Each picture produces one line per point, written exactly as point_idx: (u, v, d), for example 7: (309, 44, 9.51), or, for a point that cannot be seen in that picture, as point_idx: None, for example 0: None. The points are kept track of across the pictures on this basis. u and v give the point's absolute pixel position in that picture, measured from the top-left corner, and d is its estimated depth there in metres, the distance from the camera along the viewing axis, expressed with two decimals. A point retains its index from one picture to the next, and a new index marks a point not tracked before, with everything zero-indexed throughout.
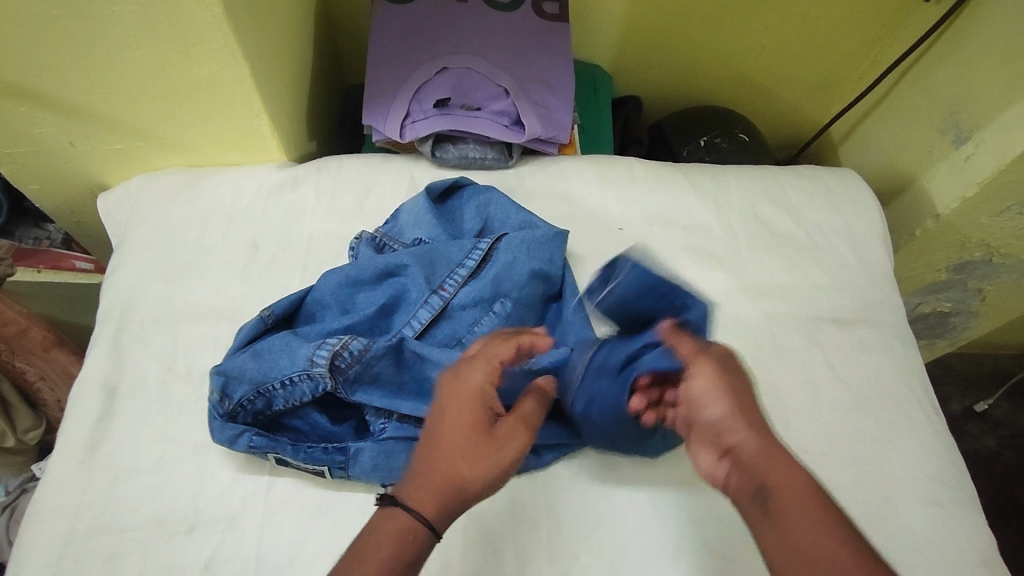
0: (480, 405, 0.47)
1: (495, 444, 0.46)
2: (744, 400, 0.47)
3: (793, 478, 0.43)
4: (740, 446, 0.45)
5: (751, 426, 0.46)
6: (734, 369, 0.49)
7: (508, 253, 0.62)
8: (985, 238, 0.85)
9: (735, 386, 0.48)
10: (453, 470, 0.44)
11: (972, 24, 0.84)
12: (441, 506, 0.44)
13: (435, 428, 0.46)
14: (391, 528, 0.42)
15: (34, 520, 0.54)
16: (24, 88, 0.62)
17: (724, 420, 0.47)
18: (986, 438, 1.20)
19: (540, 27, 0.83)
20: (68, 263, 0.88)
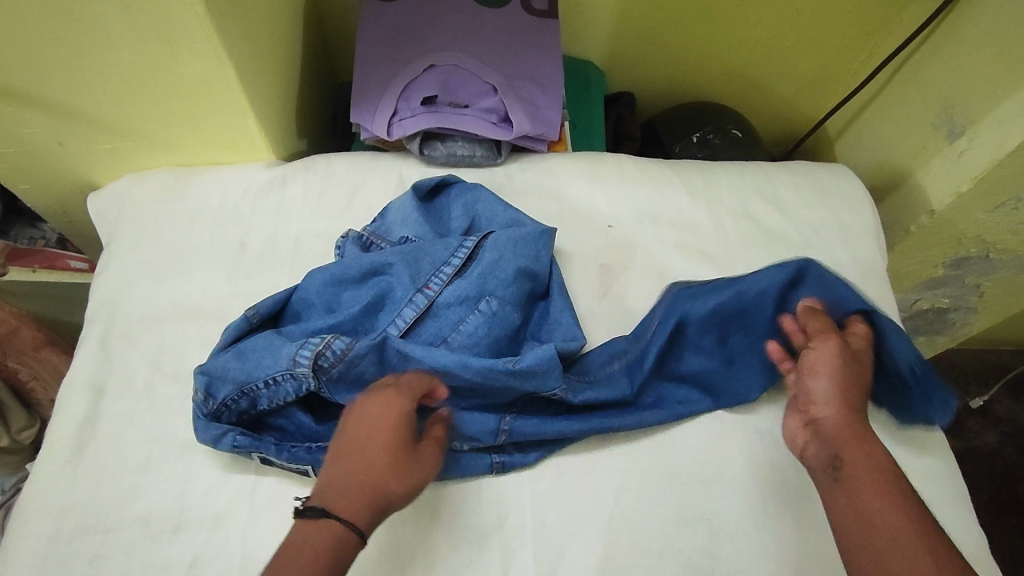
0: (405, 425, 0.50)
1: (417, 462, 0.49)
2: (851, 381, 0.55)
3: (870, 457, 0.50)
4: (829, 416, 0.53)
5: (844, 406, 0.53)
6: (856, 363, 0.57)
7: (494, 251, 0.62)
8: (981, 234, 0.84)
9: (852, 372, 0.56)
10: (379, 485, 0.47)
11: (966, 18, 0.83)
12: (368, 519, 0.46)
13: (356, 446, 0.48)
14: (318, 540, 0.44)
15: (21, 520, 0.54)
16: (9, 88, 0.62)
17: (827, 394, 0.54)
18: (987, 434, 1.19)
19: (530, 24, 0.82)
20: (62, 263, 0.88)
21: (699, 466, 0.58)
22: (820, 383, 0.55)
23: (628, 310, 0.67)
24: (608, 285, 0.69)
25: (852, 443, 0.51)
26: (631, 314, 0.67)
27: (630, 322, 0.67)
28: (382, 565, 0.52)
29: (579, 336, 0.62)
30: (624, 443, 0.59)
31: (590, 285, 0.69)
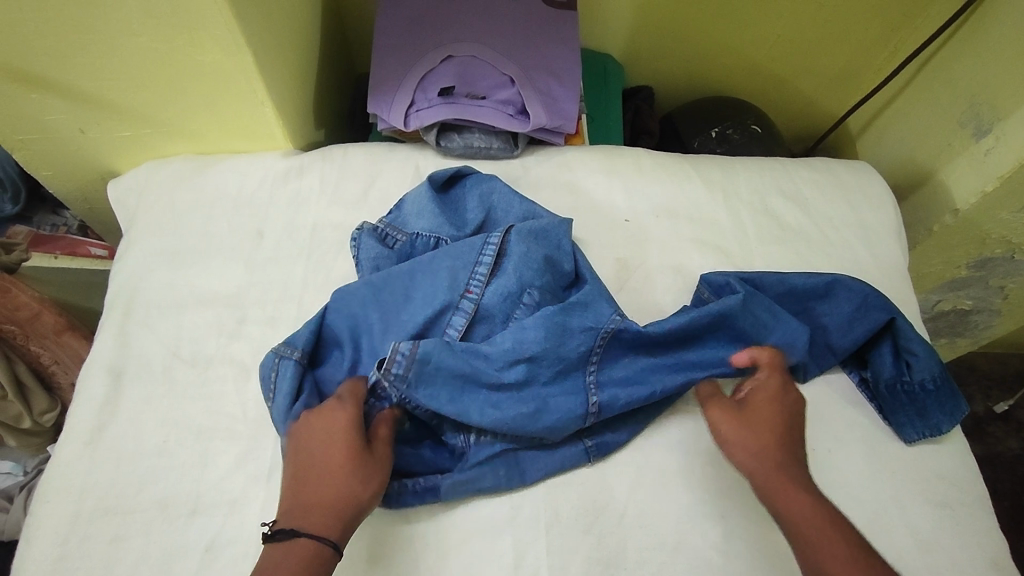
0: (346, 432, 0.50)
1: (371, 462, 0.50)
2: (767, 418, 0.55)
3: (806, 509, 0.50)
4: (751, 474, 0.53)
5: (757, 457, 0.53)
6: (757, 410, 0.55)
7: (520, 245, 0.62)
8: (1007, 234, 0.81)
9: (753, 427, 0.54)
10: (337, 496, 0.48)
11: (996, 13, 0.81)
12: (338, 530, 0.47)
13: (307, 464, 0.50)
14: (294, 559, 0.45)
15: (42, 499, 0.56)
16: (31, 75, 0.62)
17: (738, 449, 0.54)
18: (1009, 440, 1.17)
19: (548, 17, 0.82)
20: (83, 249, 0.90)
21: (715, 463, 0.58)
22: (730, 445, 0.54)
23: (644, 304, 0.67)
24: (624, 280, 0.68)
25: (778, 477, 0.52)
26: (646, 308, 0.67)
27: (647, 317, 0.66)
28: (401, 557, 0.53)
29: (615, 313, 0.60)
30: (637, 436, 0.59)
31: (605, 279, 0.68)
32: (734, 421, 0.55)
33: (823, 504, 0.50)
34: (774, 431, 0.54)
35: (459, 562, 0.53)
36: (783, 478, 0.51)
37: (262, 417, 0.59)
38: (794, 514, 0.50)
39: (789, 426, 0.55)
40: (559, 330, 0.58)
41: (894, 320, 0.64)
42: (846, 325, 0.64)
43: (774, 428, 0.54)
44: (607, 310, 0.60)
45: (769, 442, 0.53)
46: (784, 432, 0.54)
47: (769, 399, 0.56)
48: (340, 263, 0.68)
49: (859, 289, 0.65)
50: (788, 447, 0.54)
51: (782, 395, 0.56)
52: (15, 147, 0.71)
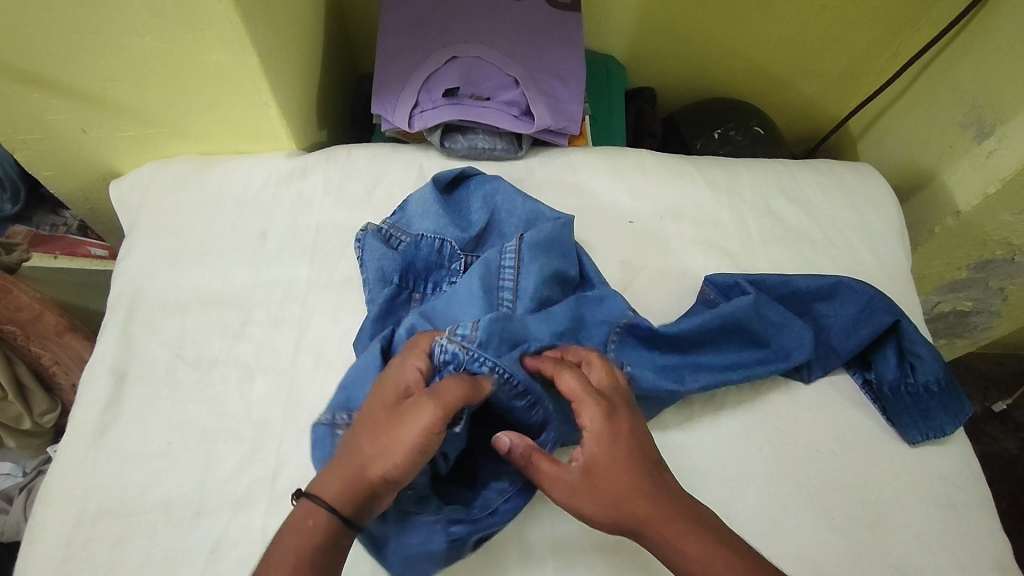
0: (387, 390, 0.49)
1: (397, 421, 0.46)
2: (609, 464, 0.47)
3: (704, 551, 0.45)
4: (614, 527, 0.47)
5: (612, 512, 0.46)
6: (602, 465, 0.47)
7: (535, 262, 0.60)
8: (1008, 236, 0.82)
9: (599, 484, 0.47)
10: (350, 453, 0.46)
11: (998, 16, 0.81)
12: (339, 490, 0.45)
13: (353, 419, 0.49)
14: (296, 514, 0.45)
15: (46, 501, 0.55)
16: (35, 75, 0.62)
17: (609, 523, 0.46)
18: (1006, 440, 1.17)
19: (552, 18, 0.82)
20: (83, 250, 0.91)
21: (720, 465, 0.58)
22: (576, 504, 0.47)
23: (649, 306, 0.67)
24: (629, 281, 0.68)
25: (650, 524, 0.46)
26: (651, 310, 0.67)
27: (652, 319, 0.66)
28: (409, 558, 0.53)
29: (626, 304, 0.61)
30: None
31: (610, 281, 0.68)
32: (586, 497, 0.47)
33: (705, 534, 0.46)
34: (627, 477, 0.47)
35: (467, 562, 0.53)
36: (655, 524, 0.46)
37: (267, 418, 0.59)
38: (691, 561, 0.45)
39: (635, 466, 0.47)
40: (579, 322, 0.59)
41: (899, 322, 0.64)
42: (850, 328, 0.65)
43: (628, 474, 0.47)
44: (622, 304, 0.61)
45: (629, 496, 0.46)
46: (635, 470, 0.47)
47: (601, 442, 0.48)
48: (344, 264, 0.67)
49: (864, 291, 0.65)
50: (651, 487, 0.47)
51: (607, 431, 0.48)
52: (17, 147, 0.71)
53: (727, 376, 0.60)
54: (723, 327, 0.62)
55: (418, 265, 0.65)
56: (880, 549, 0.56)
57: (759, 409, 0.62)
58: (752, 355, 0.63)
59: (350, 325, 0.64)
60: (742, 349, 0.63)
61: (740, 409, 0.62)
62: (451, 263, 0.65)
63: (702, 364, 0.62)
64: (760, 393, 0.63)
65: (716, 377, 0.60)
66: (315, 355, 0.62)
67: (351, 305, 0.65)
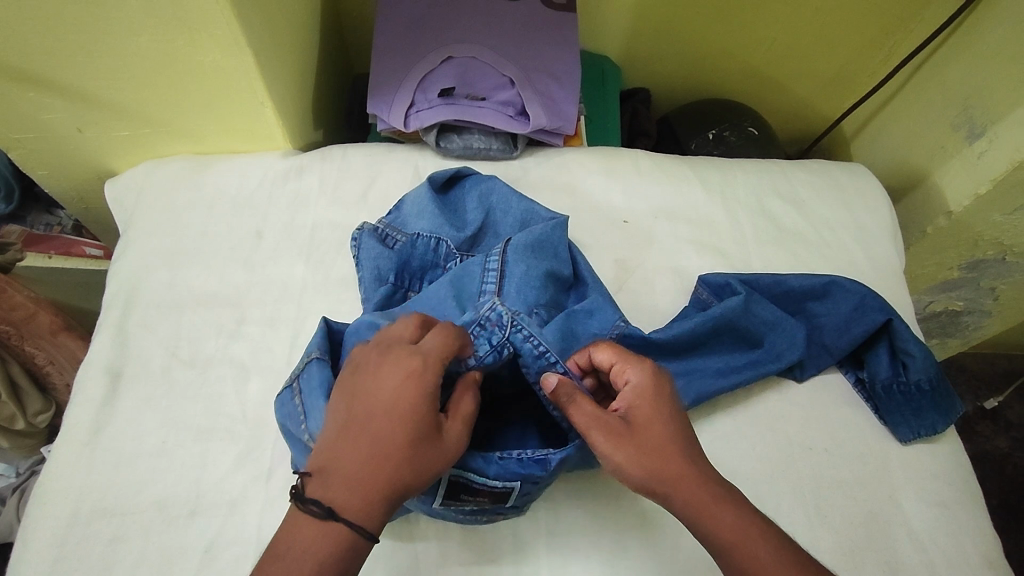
0: (420, 409, 0.45)
1: (439, 449, 0.45)
2: (651, 419, 0.48)
3: (732, 520, 0.45)
4: (648, 482, 0.46)
5: (650, 466, 0.46)
6: (646, 419, 0.48)
7: (520, 263, 0.61)
8: (999, 236, 0.82)
9: (641, 437, 0.48)
10: (388, 481, 0.43)
11: (989, 18, 0.82)
12: (379, 520, 0.44)
13: (370, 430, 0.45)
14: (322, 543, 0.42)
15: (40, 501, 0.55)
16: (30, 74, 0.62)
17: (639, 477, 0.46)
18: (997, 439, 1.18)
19: (548, 18, 0.82)
20: (78, 249, 0.89)
21: (713, 463, 0.59)
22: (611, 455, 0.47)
23: (644, 305, 0.67)
24: (624, 281, 0.68)
25: (684, 483, 0.46)
26: (646, 309, 0.67)
27: (646, 317, 0.67)
28: (403, 556, 0.53)
29: (620, 316, 0.61)
30: None
31: (605, 280, 0.68)
32: (625, 444, 0.47)
33: (737, 502, 0.46)
34: (666, 432, 0.48)
35: (461, 558, 0.53)
36: (688, 484, 0.46)
37: (262, 417, 0.59)
38: (717, 527, 0.45)
39: (672, 427, 0.48)
40: (566, 336, 0.59)
41: (891, 321, 0.65)
42: (843, 327, 0.65)
43: (668, 433, 0.48)
44: (611, 314, 0.61)
45: (665, 454, 0.47)
46: (675, 433, 0.48)
47: (644, 397, 0.50)
48: (340, 264, 0.68)
49: (856, 290, 0.66)
50: (685, 450, 0.48)
51: (649, 391, 0.50)
52: (11, 146, 0.70)
53: (715, 384, 0.60)
54: (711, 329, 0.62)
55: (414, 264, 0.65)
56: (871, 546, 0.57)
57: (753, 406, 0.62)
58: (744, 355, 0.63)
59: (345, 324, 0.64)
60: (735, 350, 0.64)
61: (734, 408, 0.62)
62: (446, 262, 0.65)
63: (694, 368, 0.62)
64: (753, 391, 0.63)
65: (710, 386, 0.60)
66: None
67: (347, 304, 0.65)
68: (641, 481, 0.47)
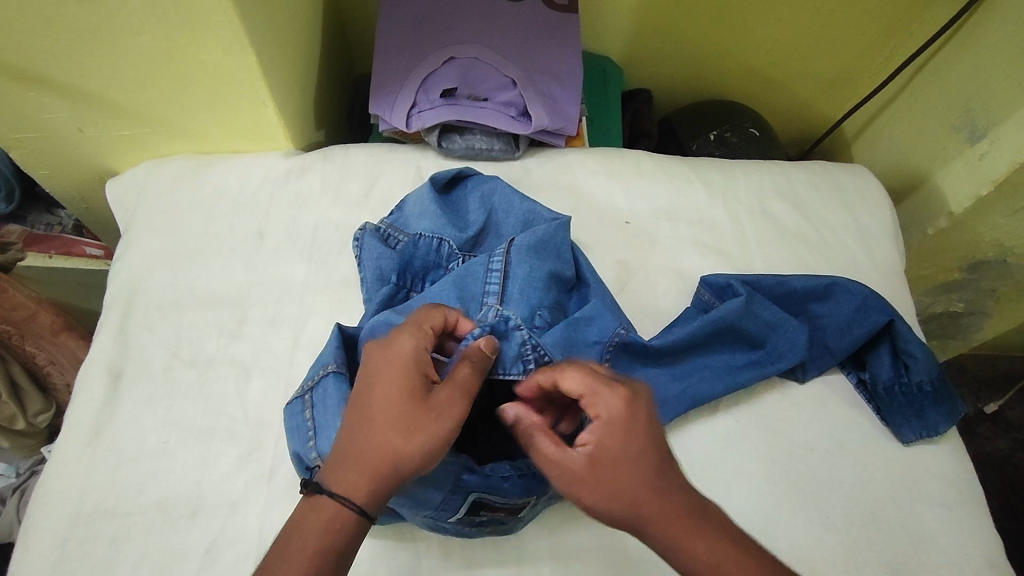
0: (404, 380, 0.47)
1: (425, 418, 0.46)
2: (620, 459, 0.46)
3: (706, 551, 0.44)
4: (615, 517, 0.45)
5: (617, 505, 0.45)
6: (612, 451, 0.46)
7: (523, 264, 0.61)
8: (1000, 238, 0.82)
9: (607, 476, 0.46)
10: (374, 451, 0.45)
11: (990, 20, 0.82)
12: (369, 492, 0.45)
13: (362, 405, 0.47)
14: (315, 515, 0.45)
15: (40, 501, 0.55)
16: (31, 73, 0.62)
17: (606, 513, 0.45)
18: (998, 441, 1.18)
19: (550, 19, 0.82)
20: (79, 249, 0.89)
21: (715, 464, 0.59)
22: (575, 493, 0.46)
23: (645, 306, 0.67)
24: (625, 282, 0.68)
25: (656, 518, 0.45)
26: (647, 310, 0.67)
27: (648, 318, 0.67)
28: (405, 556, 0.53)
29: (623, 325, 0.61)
30: None
31: (607, 281, 0.68)
32: (590, 484, 0.46)
33: (715, 533, 0.45)
34: (637, 471, 0.46)
35: (463, 559, 0.54)
36: (661, 518, 0.45)
37: (264, 418, 0.59)
38: (694, 558, 0.44)
39: (643, 462, 0.46)
40: (567, 346, 0.59)
41: (893, 322, 0.65)
42: (845, 328, 0.65)
43: (637, 464, 0.46)
44: (612, 323, 0.61)
45: (636, 485, 0.45)
46: (647, 461, 0.46)
47: (614, 433, 0.47)
48: (342, 264, 0.67)
49: (858, 291, 0.66)
50: (660, 484, 0.46)
51: (618, 427, 0.47)
52: (12, 145, 0.70)
53: (715, 388, 0.61)
54: (713, 331, 0.62)
55: (416, 264, 0.65)
56: (873, 547, 0.57)
57: (755, 407, 0.62)
58: (746, 356, 0.63)
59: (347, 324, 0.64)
60: (737, 350, 0.64)
61: (736, 409, 0.62)
62: (448, 263, 0.65)
63: (694, 370, 0.62)
64: (755, 392, 0.63)
65: (708, 390, 0.60)
66: (312, 354, 0.62)
67: (348, 305, 0.65)
68: (609, 517, 0.46)
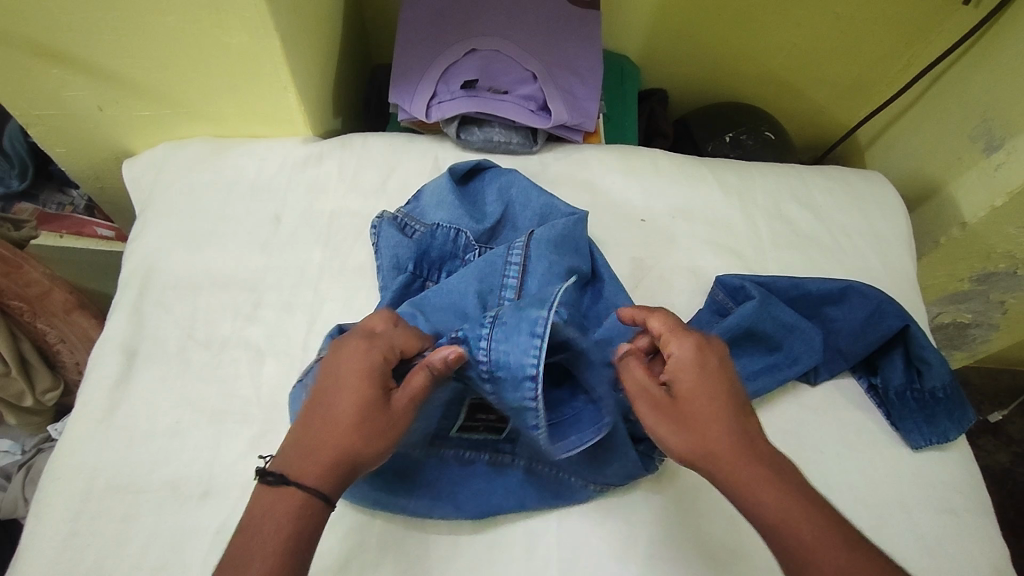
0: (365, 382, 0.48)
1: (384, 419, 0.47)
2: (708, 396, 0.49)
3: (785, 493, 0.45)
4: (696, 436, 0.47)
5: (699, 427, 0.48)
6: (693, 394, 0.49)
7: (543, 258, 0.61)
8: (1012, 250, 0.82)
9: (689, 409, 0.49)
10: (339, 447, 0.46)
11: (1010, 30, 0.82)
12: (333, 484, 0.45)
13: (322, 402, 0.47)
14: (278, 504, 0.44)
15: (52, 476, 0.55)
16: (55, 50, 0.62)
17: (693, 434, 0.47)
18: (998, 454, 1.18)
19: (571, 14, 0.82)
20: (90, 230, 0.90)
21: None
22: (660, 415, 0.49)
23: (659, 304, 0.67)
24: (639, 280, 0.68)
25: (743, 443, 0.47)
26: (661, 308, 0.67)
27: None
28: (412, 543, 0.53)
29: None
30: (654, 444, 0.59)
31: (621, 277, 0.68)
32: (673, 413, 0.49)
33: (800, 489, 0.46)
34: (727, 402, 0.49)
35: (473, 547, 0.54)
36: (748, 444, 0.47)
37: (277, 401, 0.59)
38: (768, 497, 0.45)
39: (725, 404, 0.49)
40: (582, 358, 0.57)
41: (908, 327, 0.65)
42: (859, 331, 0.65)
43: (721, 405, 0.48)
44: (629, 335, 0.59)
45: (718, 417, 0.48)
46: (726, 402, 0.49)
47: (696, 375, 0.50)
48: (358, 252, 0.68)
49: (874, 295, 0.65)
50: (743, 422, 0.48)
51: (702, 376, 0.50)
52: (30, 122, 0.71)
53: None
54: (731, 336, 0.62)
55: (433, 254, 0.65)
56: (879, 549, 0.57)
57: (767, 410, 0.62)
58: (761, 359, 0.63)
59: (362, 311, 0.64)
60: (754, 353, 0.63)
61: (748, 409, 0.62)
62: (464, 254, 0.66)
63: None
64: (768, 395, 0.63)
65: None
66: None
67: (363, 292, 0.65)
68: (694, 435, 0.47)
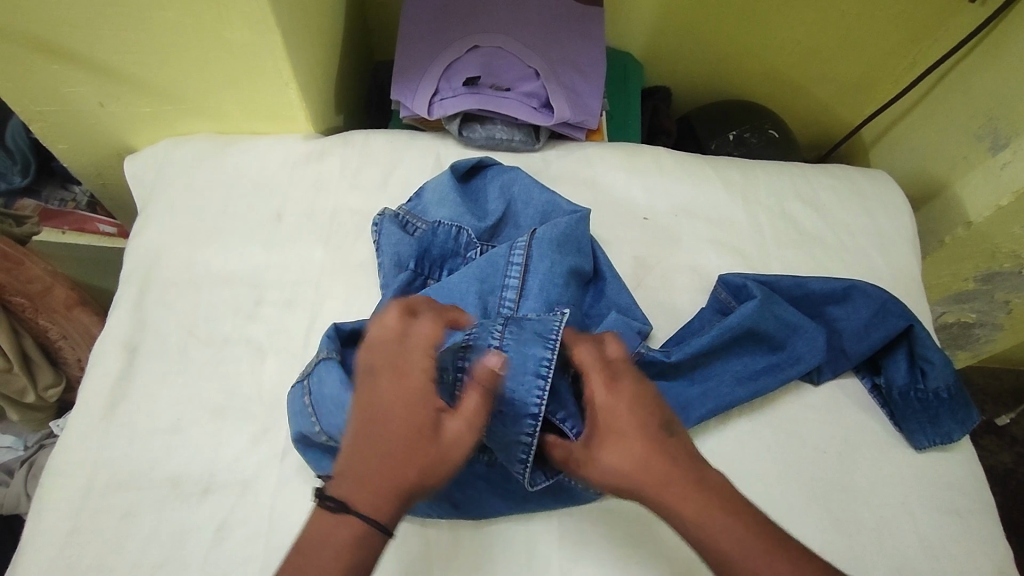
0: (416, 406, 0.44)
1: (439, 446, 0.44)
2: (624, 431, 0.46)
3: (720, 524, 0.44)
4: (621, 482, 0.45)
5: (623, 471, 0.45)
6: (611, 432, 0.46)
7: (545, 258, 0.61)
8: (1017, 250, 0.82)
9: (612, 452, 0.46)
10: (397, 478, 0.43)
11: (1016, 28, 0.81)
12: (392, 515, 0.43)
13: (372, 429, 0.44)
14: (340, 536, 0.42)
15: (53, 472, 0.55)
16: (56, 46, 0.62)
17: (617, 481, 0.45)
18: (1002, 454, 1.18)
19: (575, 11, 0.82)
20: (92, 227, 0.90)
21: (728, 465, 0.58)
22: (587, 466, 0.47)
23: (662, 303, 0.67)
24: (641, 278, 0.68)
25: (665, 481, 0.44)
26: (663, 306, 0.67)
27: (663, 316, 0.66)
28: (412, 542, 0.53)
29: (640, 315, 0.63)
30: None
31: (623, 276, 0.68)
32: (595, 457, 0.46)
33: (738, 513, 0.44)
34: (644, 435, 0.46)
35: (475, 547, 0.54)
36: (672, 479, 0.44)
37: (278, 398, 0.59)
38: (703, 529, 0.44)
39: (647, 437, 0.46)
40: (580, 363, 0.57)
41: (912, 327, 0.64)
42: (862, 331, 0.65)
43: (642, 440, 0.45)
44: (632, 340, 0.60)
45: (642, 457, 0.45)
46: (647, 434, 0.46)
47: (609, 411, 0.46)
48: (359, 249, 0.67)
49: (877, 295, 0.65)
50: (668, 453, 0.45)
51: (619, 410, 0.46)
52: (32, 118, 0.71)
53: (732, 395, 0.60)
54: (733, 336, 0.62)
55: (434, 252, 0.65)
56: (881, 549, 0.56)
57: (769, 410, 0.62)
58: (763, 359, 0.63)
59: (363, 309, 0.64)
60: (756, 352, 0.63)
61: (750, 409, 0.62)
62: (466, 252, 0.65)
63: (712, 373, 0.62)
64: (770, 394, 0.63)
65: (728, 396, 0.60)
66: None
67: (364, 289, 0.65)
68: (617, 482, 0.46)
